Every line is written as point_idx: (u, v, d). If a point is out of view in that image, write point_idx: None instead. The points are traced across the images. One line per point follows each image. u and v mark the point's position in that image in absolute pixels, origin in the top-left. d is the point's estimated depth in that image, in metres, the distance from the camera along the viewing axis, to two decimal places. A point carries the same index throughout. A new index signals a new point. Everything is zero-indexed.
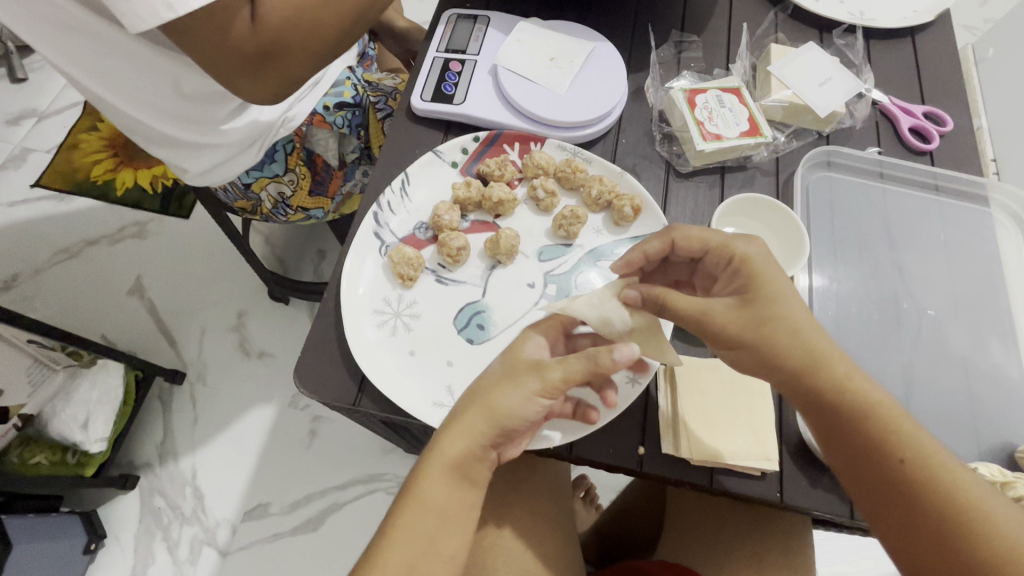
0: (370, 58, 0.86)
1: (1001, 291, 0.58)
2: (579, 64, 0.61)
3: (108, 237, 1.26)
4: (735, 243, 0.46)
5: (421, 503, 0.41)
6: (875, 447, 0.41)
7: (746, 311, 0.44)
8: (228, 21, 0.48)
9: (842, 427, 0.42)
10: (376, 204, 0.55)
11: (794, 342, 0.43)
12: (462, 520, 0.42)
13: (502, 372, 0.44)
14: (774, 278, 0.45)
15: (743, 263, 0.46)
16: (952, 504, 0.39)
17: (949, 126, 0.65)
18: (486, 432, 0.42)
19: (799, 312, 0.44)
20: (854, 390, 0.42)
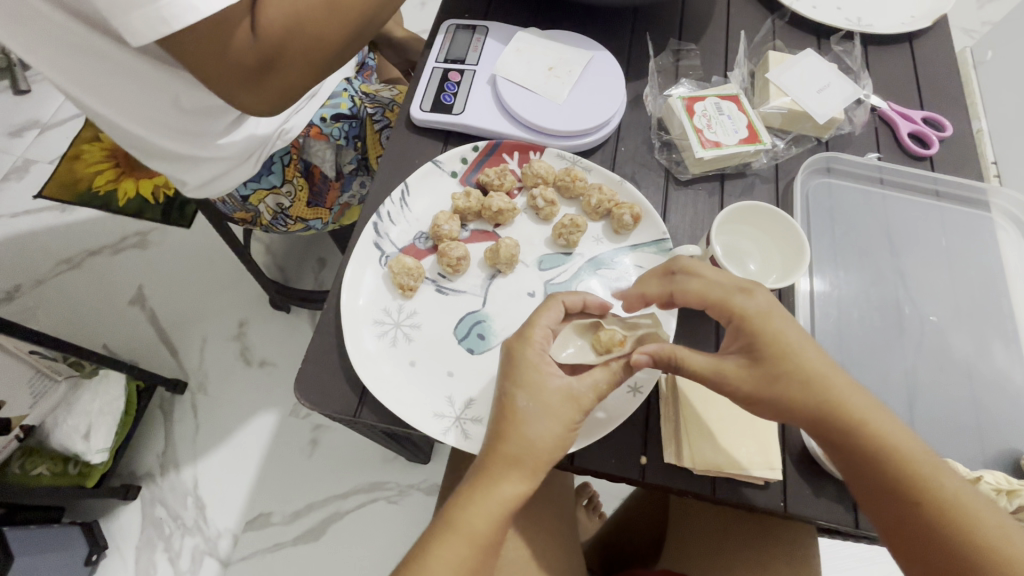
0: (370, 68, 0.87)
1: (1003, 296, 0.58)
2: (577, 73, 0.61)
3: (110, 247, 1.26)
4: (735, 297, 0.44)
5: (460, 533, 0.41)
6: (891, 491, 0.41)
7: (753, 357, 0.43)
8: (228, 35, 0.48)
9: (856, 470, 0.42)
10: (376, 214, 0.55)
11: (805, 392, 0.42)
12: (499, 551, 0.43)
13: (541, 407, 0.43)
14: (783, 330, 0.43)
15: (744, 321, 0.43)
16: (968, 548, 0.39)
17: (948, 132, 0.65)
18: (526, 464, 0.42)
19: (811, 361, 0.43)
20: (871, 435, 0.41)
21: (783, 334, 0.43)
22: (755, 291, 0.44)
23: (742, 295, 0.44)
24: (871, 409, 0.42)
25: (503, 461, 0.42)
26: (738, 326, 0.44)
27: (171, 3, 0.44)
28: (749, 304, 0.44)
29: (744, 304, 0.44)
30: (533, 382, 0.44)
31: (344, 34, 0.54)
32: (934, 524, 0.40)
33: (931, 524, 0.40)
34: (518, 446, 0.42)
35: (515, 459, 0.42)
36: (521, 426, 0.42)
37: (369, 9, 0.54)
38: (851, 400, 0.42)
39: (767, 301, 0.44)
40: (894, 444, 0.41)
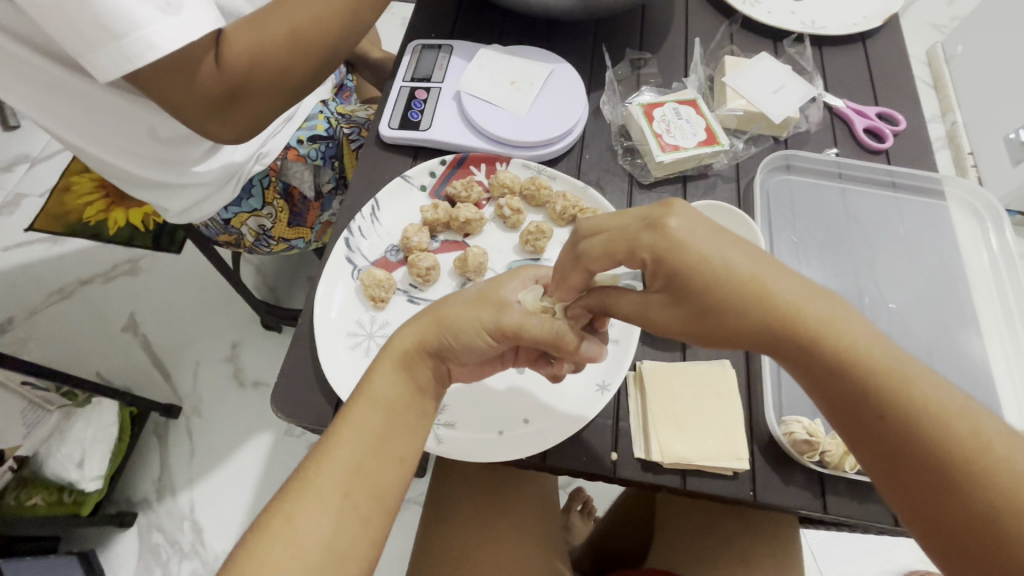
0: (348, 89, 0.90)
1: (961, 281, 0.60)
2: (538, 86, 0.63)
3: (101, 276, 1.28)
4: (642, 236, 0.37)
5: (370, 394, 0.41)
6: (849, 400, 0.37)
7: (676, 294, 0.38)
8: (196, 68, 0.51)
9: (814, 378, 0.38)
10: (347, 230, 0.56)
11: (740, 317, 0.37)
12: (408, 420, 0.41)
13: (469, 295, 0.43)
14: (706, 256, 0.36)
15: (660, 258, 0.37)
16: (950, 458, 0.35)
17: (901, 125, 0.67)
18: (435, 338, 0.41)
19: (739, 275, 0.36)
20: (825, 343, 0.36)
21: (711, 261, 0.36)
22: (666, 222, 0.37)
23: (647, 231, 0.38)
24: (823, 311, 0.37)
25: (415, 331, 0.42)
26: (655, 263, 0.38)
27: (134, 42, 0.47)
28: (658, 241, 0.37)
29: (650, 242, 0.37)
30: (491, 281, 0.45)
31: (311, 65, 0.57)
32: (902, 437, 0.36)
33: (898, 435, 0.36)
34: (431, 316, 0.42)
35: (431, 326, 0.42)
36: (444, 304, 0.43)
37: (336, 41, 0.57)
38: (796, 310, 0.37)
39: (680, 223, 0.37)
40: (854, 346, 0.36)
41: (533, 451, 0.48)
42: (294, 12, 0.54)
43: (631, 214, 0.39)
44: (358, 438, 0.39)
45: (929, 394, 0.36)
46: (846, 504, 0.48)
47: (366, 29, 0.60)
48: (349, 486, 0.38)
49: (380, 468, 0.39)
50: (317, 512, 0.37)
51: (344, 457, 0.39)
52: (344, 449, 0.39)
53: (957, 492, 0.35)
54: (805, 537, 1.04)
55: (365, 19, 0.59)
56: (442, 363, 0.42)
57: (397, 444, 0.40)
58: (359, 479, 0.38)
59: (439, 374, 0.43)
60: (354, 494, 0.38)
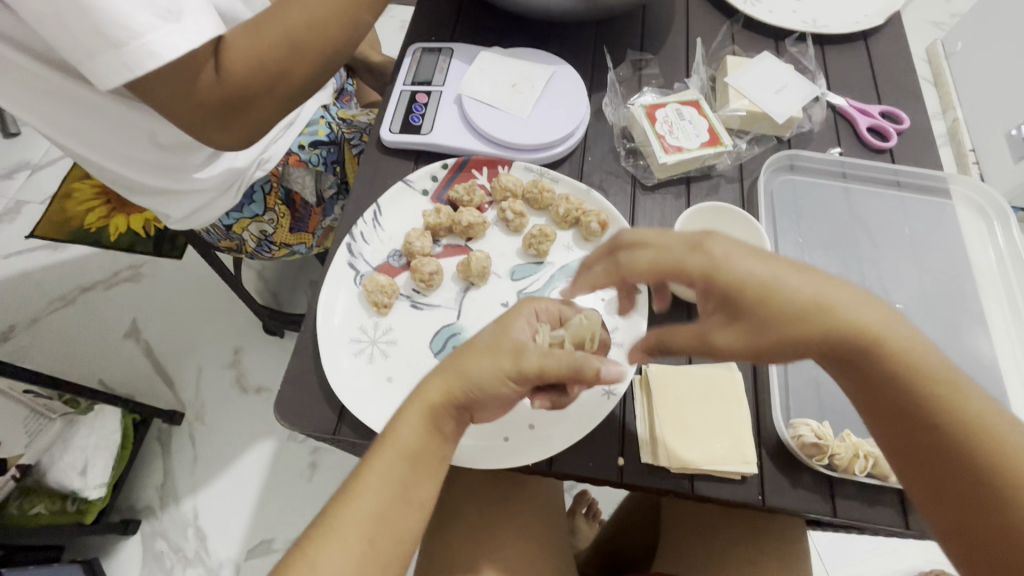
0: (349, 93, 0.90)
1: (968, 281, 0.59)
2: (540, 89, 0.63)
3: (103, 283, 1.28)
4: (689, 260, 0.39)
5: (393, 445, 0.42)
6: (889, 403, 0.40)
7: (731, 313, 0.39)
8: (195, 76, 0.50)
9: (856, 382, 0.40)
10: (349, 235, 0.56)
11: (799, 327, 0.38)
12: (432, 464, 0.42)
13: (489, 342, 0.43)
14: (756, 271, 0.38)
15: (712, 276, 0.39)
16: (981, 458, 0.37)
17: (905, 124, 0.67)
18: (459, 390, 0.42)
19: (789, 283, 0.38)
20: (865, 349, 0.39)
21: (757, 280, 0.38)
22: (708, 244, 0.39)
23: (693, 254, 0.39)
24: (867, 322, 0.39)
25: (436, 382, 0.42)
26: (706, 283, 0.39)
27: (134, 50, 0.47)
28: (705, 263, 0.39)
29: (698, 264, 0.39)
30: (507, 323, 0.44)
31: (310, 72, 0.57)
32: (952, 438, 0.38)
33: (930, 433, 0.39)
34: (452, 367, 0.42)
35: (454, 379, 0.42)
36: (467, 353, 0.43)
37: (336, 46, 0.57)
38: (850, 317, 0.39)
39: (729, 243, 0.39)
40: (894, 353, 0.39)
41: (540, 458, 0.48)
42: (293, 17, 0.54)
43: (671, 239, 0.41)
44: (381, 487, 0.41)
45: (962, 394, 0.39)
46: (856, 507, 0.47)
47: (366, 33, 0.60)
48: (371, 533, 0.40)
49: (403, 517, 0.41)
50: (339, 559, 0.39)
51: (368, 506, 0.41)
52: (366, 498, 0.41)
53: (988, 493, 0.37)
54: (811, 538, 1.03)
55: (364, 23, 0.59)
56: (466, 411, 0.43)
57: (418, 491, 0.42)
58: (381, 526, 0.41)
59: (463, 420, 0.43)
60: (375, 542, 0.40)
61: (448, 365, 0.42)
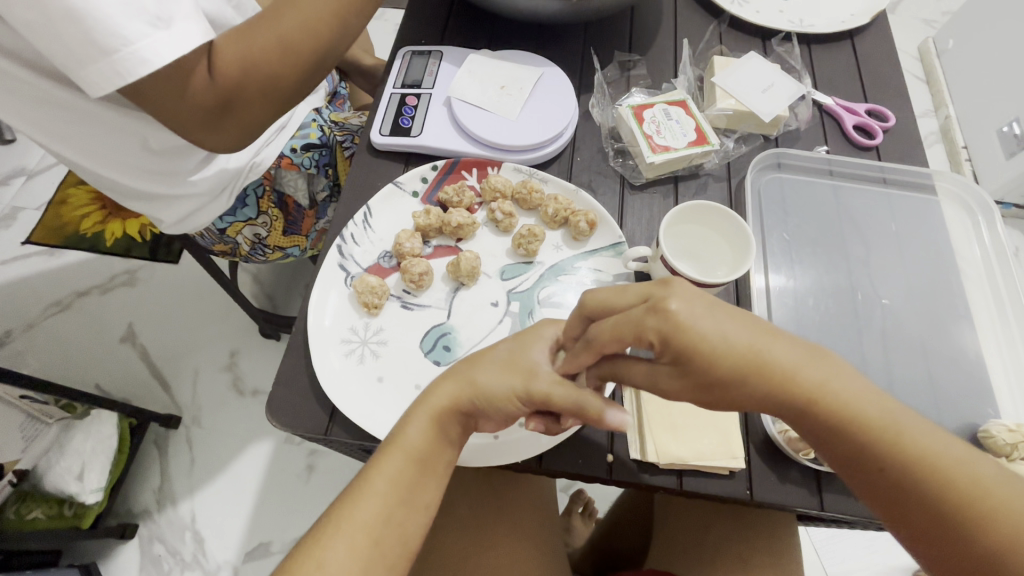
0: (341, 96, 0.91)
1: (954, 276, 0.60)
2: (528, 90, 0.63)
3: (99, 287, 1.28)
4: (648, 320, 0.38)
5: (402, 447, 0.43)
6: (850, 459, 0.39)
7: (683, 369, 0.39)
8: (187, 81, 0.51)
9: (817, 440, 0.40)
10: (339, 237, 0.56)
11: (748, 383, 0.38)
12: (437, 468, 0.44)
13: (504, 357, 0.44)
14: (709, 331, 0.37)
15: (672, 336, 0.37)
16: (948, 504, 0.37)
17: (891, 121, 0.68)
18: (471, 399, 0.43)
19: (740, 343, 0.38)
20: (823, 405, 0.38)
21: (713, 339, 0.37)
22: (668, 304, 0.37)
23: (650, 315, 0.38)
24: (820, 378, 0.39)
25: (449, 388, 0.44)
26: (661, 342, 0.38)
27: (125, 58, 0.47)
28: (663, 324, 0.37)
29: (655, 325, 0.38)
30: (524, 339, 0.46)
31: (301, 77, 0.58)
32: (904, 485, 0.38)
33: (898, 485, 0.38)
34: (465, 376, 0.44)
35: (466, 387, 0.44)
36: (480, 363, 0.44)
37: (325, 51, 0.58)
38: (799, 374, 0.38)
39: (689, 302, 0.38)
40: (849, 408, 0.38)
41: (528, 455, 0.49)
42: (283, 22, 0.54)
43: (629, 299, 0.40)
44: (390, 488, 0.42)
45: (927, 446, 0.38)
46: (842, 501, 0.48)
47: (355, 37, 0.60)
48: (378, 534, 0.41)
49: (408, 520, 0.42)
50: (346, 562, 0.40)
51: (377, 507, 0.42)
52: (371, 502, 0.42)
53: (963, 541, 0.37)
54: (808, 535, 1.04)
55: (353, 28, 0.59)
56: (472, 420, 0.45)
57: (424, 496, 0.43)
58: (388, 527, 0.42)
59: (469, 428, 0.45)
60: (382, 543, 0.41)
61: (463, 374, 0.44)
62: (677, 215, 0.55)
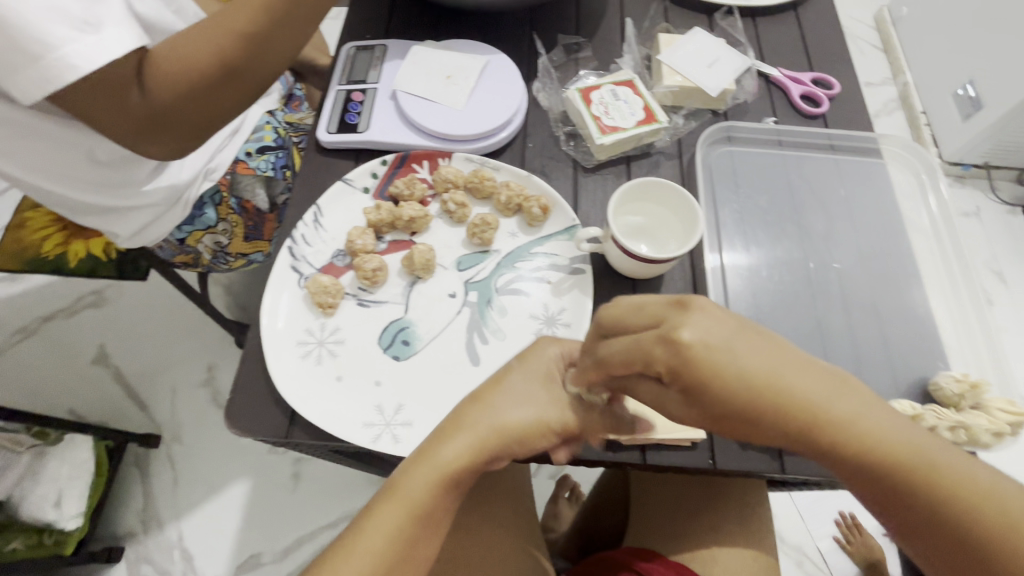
0: (298, 97, 0.89)
1: (903, 236, 0.61)
2: (474, 79, 0.63)
3: (66, 310, 1.25)
4: (658, 350, 0.34)
5: (405, 503, 0.42)
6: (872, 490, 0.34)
7: (693, 401, 0.34)
8: (120, 92, 0.50)
9: (837, 476, 0.36)
10: (290, 238, 0.56)
11: (758, 416, 0.34)
12: (439, 519, 0.44)
13: (530, 394, 0.45)
14: (721, 361, 0.33)
15: (686, 366, 0.33)
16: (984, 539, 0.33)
17: (836, 89, 0.69)
18: (493, 449, 0.43)
19: (758, 368, 0.33)
20: (840, 438, 0.33)
21: (728, 366, 0.33)
22: (680, 335, 0.33)
23: (660, 345, 0.34)
24: (843, 408, 0.33)
25: (464, 442, 0.43)
26: (672, 375, 0.34)
27: (53, 64, 0.46)
28: (674, 359, 0.33)
29: (665, 355, 0.34)
30: (540, 374, 0.46)
31: (242, 91, 0.57)
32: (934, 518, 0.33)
33: (929, 523, 0.34)
34: (489, 422, 0.43)
35: (488, 443, 0.43)
36: (504, 406, 0.44)
37: (268, 61, 0.57)
38: (813, 400, 0.33)
39: (712, 324, 0.33)
40: (883, 445, 0.33)
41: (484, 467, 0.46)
42: (225, 34, 0.53)
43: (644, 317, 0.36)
44: (387, 547, 0.41)
45: (956, 473, 0.33)
46: (803, 463, 0.49)
47: (302, 46, 0.59)
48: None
49: (407, 572, 0.42)
50: None
51: (372, 567, 0.40)
52: (367, 556, 0.41)
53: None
54: (793, 501, 1.06)
55: (297, 44, 0.59)
56: (487, 466, 0.45)
57: (426, 548, 0.43)
58: None
59: (479, 475, 0.45)
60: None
61: (489, 423, 0.43)
62: (636, 187, 0.55)
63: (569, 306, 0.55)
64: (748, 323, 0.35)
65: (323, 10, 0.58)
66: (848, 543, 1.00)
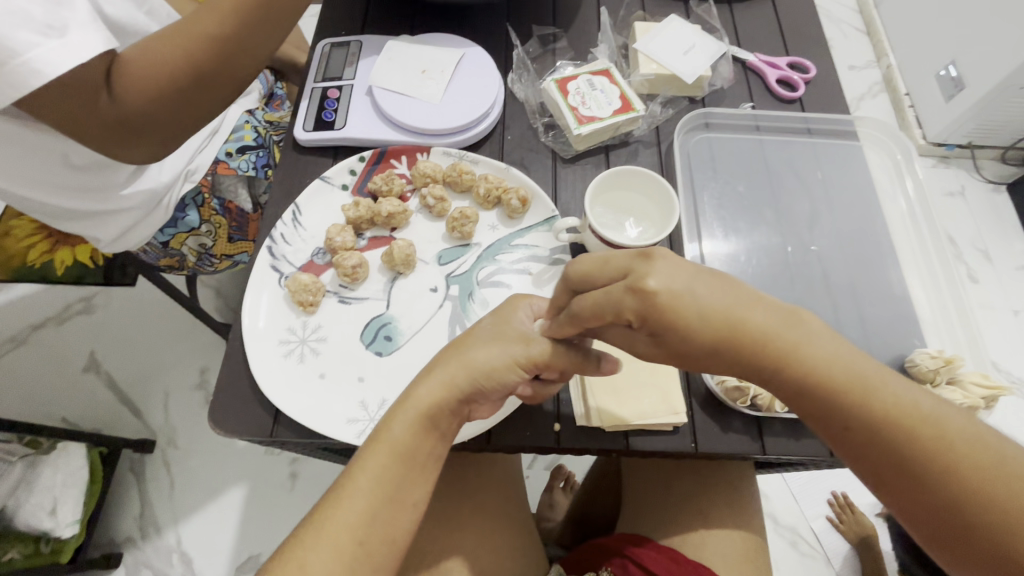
0: (279, 97, 0.90)
1: (879, 217, 0.62)
2: (450, 73, 0.63)
3: (55, 318, 1.24)
4: (626, 300, 0.38)
5: (388, 445, 0.43)
6: (821, 415, 0.38)
7: (659, 340, 0.39)
8: (89, 98, 0.49)
9: (791, 403, 0.39)
10: (269, 238, 0.56)
11: (716, 349, 0.38)
12: (424, 462, 0.44)
13: (494, 333, 0.46)
14: (682, 305, 0.37)
15: (652, 311, 0.37)
16: (919, 458, 0.36)
17: (812, 73, 0.69)
18: (462, 387, 0.44)
19: (716, 310, 0.37)
20: (789, 365, 0.38)
21: (689, 306, 0.37)
22: (646, 283, 0.37)
23: (629, 294, 0.37)
24: (793, 340, 0.38)
25: (433, 380, 0.44)
26: (640, 320, 0.38)
27: (17, 69, 0.45)
28: (641, 306, 0.37)
29: (634, 304, 0.37)
30: (503, 316, 0.47)
31: (215, 95, 0.57)
32: (878, 441, 0.37)
33: (876, 446, 0.37)
34: (456, 361, 0.44)
35: (457, 380, 0.44)
36: (469, 345, 0.45)
37: (241, 63, 0.57)
38: (765, 332, 0.38)
39: (676, 272, 0.38)
40: (829, 373, 0.37)
41: (477, 433, 0.49)
42: (195, 37, 0.53)
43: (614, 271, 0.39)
44: (374, 488, 0.42)
45: (898, 401, 0.37)
46: (783, 444, 0.50)
47: (275, 46, 0.59)
48: (362, 534, 0.41)
49: (395, 517, 0.42)
50: (330, 562, 0.40)
51: (360, 508, 0.41)
52: (357, 499, 0.42)
53: (937, 493, 0.36)
54: (786, 483, 1.07)
55: (269, 45, 0.58)
56: (465, 408, 0.45)
57: (413, 494, 0.43)
58: (373, 527, 0.41)
59: (459, 419, 0.45)
60: (369, 542, 0.41)
61: (454, 360, 0.44)
62: (622, 172, 0.55)
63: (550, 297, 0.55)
64: (711, 270, 0.39)
65: (293, 12, 0.58)
66: (841, 522, 1.01)
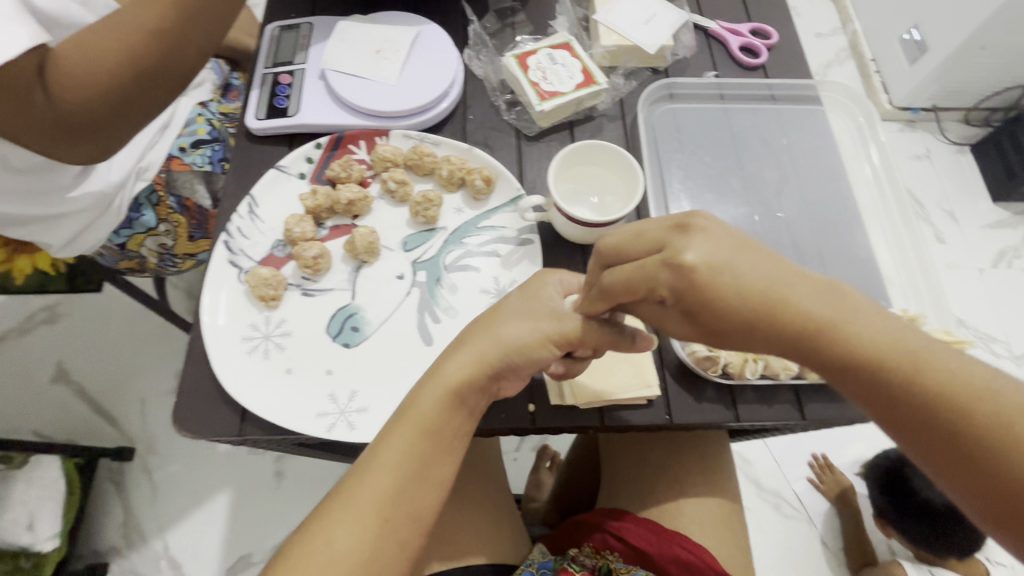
0: (235, 87, 0.85)
1: (844, 181, 0.62)
2: (405, 52, 0.61)
3: (17, 330, 1.20)
4: (659, 274, 0.37)
5: (415, 419, 0.42)
6: (871, 393, 0.35)
7: (690, 316, 0.37)
8: (21, 97, 0.46)
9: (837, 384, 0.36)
10: (225, 232, 0.54)
11: (752, 326, 0.36)
12: (452, 440, 0.43)
13: (524, 308, 0.45)
14: (715, 278, 0.36)
15: (685, 285, 0.36)
16: (981, 443, 0.32)
17: (774, 39, 0.68)
18: (494, 362, 0.43)
19: (753, 284, 0.35)
20: (832, 339, 0.35)
21: (724, 282, 0.36)
22: (682, 257, 0.36)
23: (662, 268, 0.37)
24: (835, 314, 0.35)
25: (463, 355, 0.44)
26: (673, 295, 0.37)
27: None
28: (675, 279, 0.36)
29: (667, 278, 0.37)
30: (532, 291, 0.46)
31: (160, 90, 0.54)
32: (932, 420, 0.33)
33: (929, 426, 0.33)
34: (488, 337, 0.44)
35: (487, 353, 0.43)
36: (500, 320, 0.45)
37: (186, 55, 0.54)
38: (806, 308, 0.35)
39: (716, 243, 0.36)
40: (874, 347, 0.35)
41: None
42: (134, 30, 0.50)
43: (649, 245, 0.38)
44: (397, 465, 0.41)
45: (954, 375, 0.33)
46: (756, 410, 0.50)
47: (222, 31, 0.57)
48: (387, 512, 0.40)
49: (420, 497, 0.41)
50: (351, 539, 0.39)
51: (384, 486, 0.40)
52: (376, 484, 0.40)
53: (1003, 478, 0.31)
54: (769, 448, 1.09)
55: (215, 34, 0.56)
56: (494, 384, 0.44)
57: (437, 472, 0.42)
58: (399, 505, 0.40)
59: (489, 395, 0.45)
60: (393, 520, 0.40)
61: (485, 337, 0.44)
62: (589, 147, 0.54)
63: (519, 278, 0.55)
64: (755, 245, 0.37)
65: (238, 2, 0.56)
66: (822, 482, 1.04)
